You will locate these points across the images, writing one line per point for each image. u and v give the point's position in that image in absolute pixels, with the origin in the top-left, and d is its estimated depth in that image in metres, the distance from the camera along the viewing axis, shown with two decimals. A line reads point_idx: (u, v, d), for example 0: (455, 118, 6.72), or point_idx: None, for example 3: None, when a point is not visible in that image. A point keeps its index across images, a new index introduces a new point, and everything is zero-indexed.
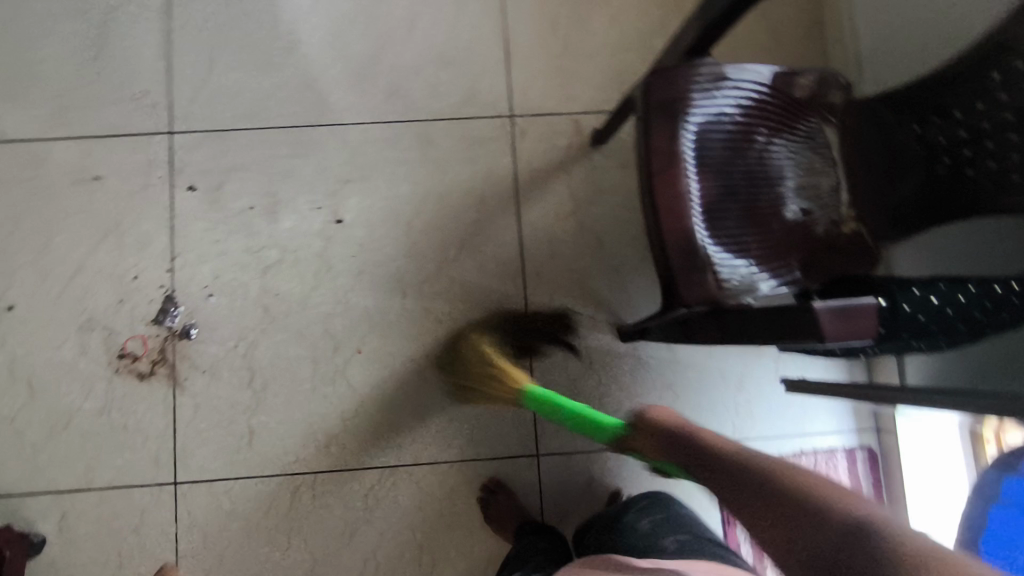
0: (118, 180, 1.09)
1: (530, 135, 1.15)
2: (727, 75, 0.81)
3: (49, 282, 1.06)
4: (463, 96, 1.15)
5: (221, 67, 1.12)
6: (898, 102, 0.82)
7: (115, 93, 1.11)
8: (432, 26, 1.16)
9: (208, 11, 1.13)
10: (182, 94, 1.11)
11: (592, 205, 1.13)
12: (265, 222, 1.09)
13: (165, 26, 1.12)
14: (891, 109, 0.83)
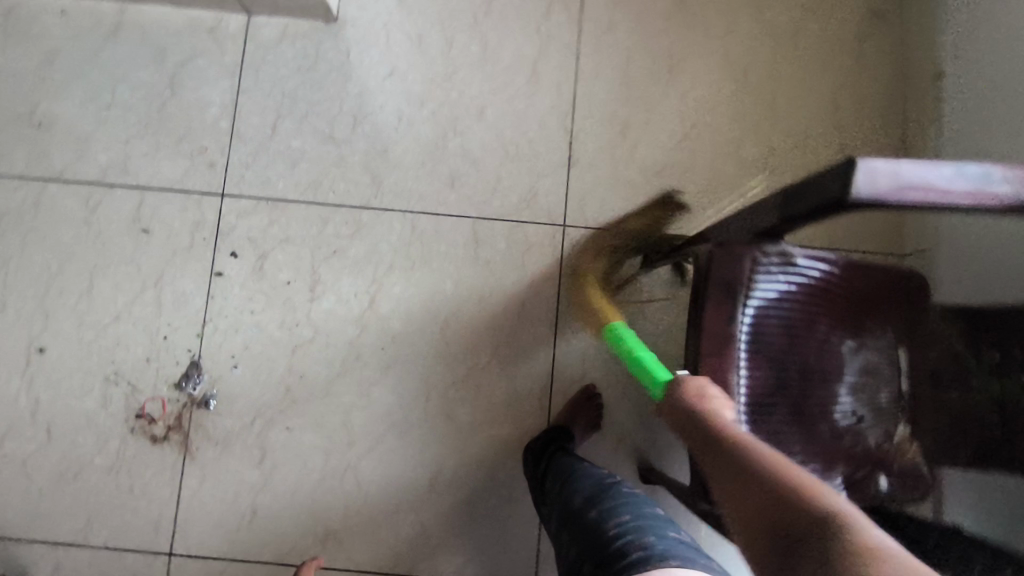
0: (165, 236, 1.09)
1: (582, 248, 1.10)
2: (797, 260, 0.77)
3: (83, 328, 1.07)
4: (520, 197, 1.10)
5: (282, 135, 1.11)
6: (979, 326, 0.77)
7: (176, 148, 1.11)
8: (501, 118, 1.11)
9: (278, 76, 1.12)
10: (240, 158, 1.11)
11: (634, 333, 1.09)
12: (301, 300, 1.08)
13: (234, 87, 1.12)
14: (971, 330, 0.77)
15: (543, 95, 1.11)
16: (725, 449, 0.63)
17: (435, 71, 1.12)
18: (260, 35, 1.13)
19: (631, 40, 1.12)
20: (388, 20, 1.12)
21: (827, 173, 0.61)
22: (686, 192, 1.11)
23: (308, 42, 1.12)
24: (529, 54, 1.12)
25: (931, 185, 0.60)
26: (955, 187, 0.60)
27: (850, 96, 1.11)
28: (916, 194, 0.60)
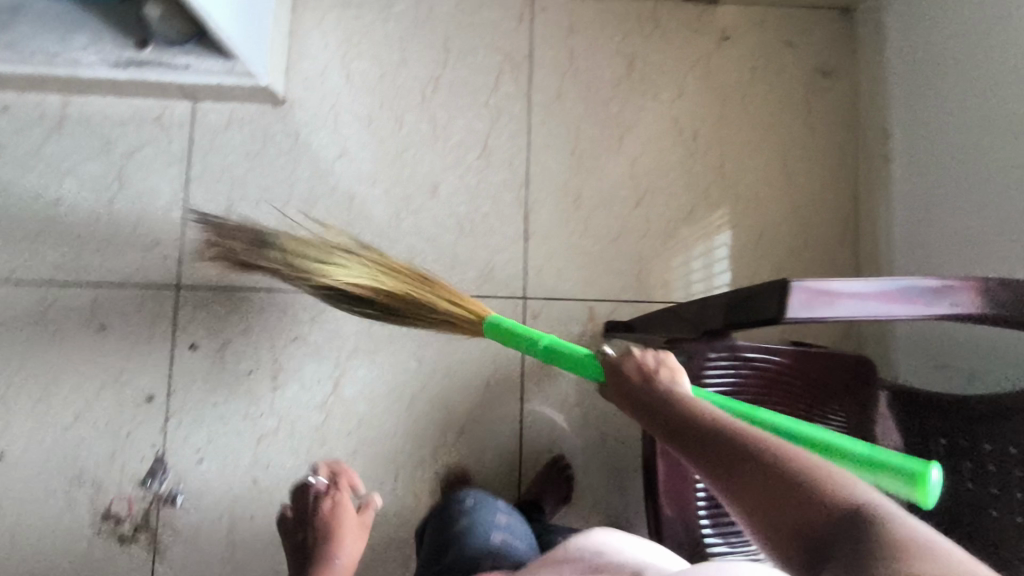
0: (122, 331, 1.08)
1: (543, 319, 1.11)
2: (747, 353, 0.78)
3: (41, 430, 1.05)
4: (478, 270, 1.11)
5: (236, 221, 1.11)
6: (922, 409, 0.81)
7: (128, 239, 1.10)
8: (454, 194, 1.13)
9: (229, 162, 1.12)
10: (194, 247, 1.10)
11: (600, 401, 1.10)
12: (264, 388, 1.08)
13: (184, 175, 1.11)
14: (914, 415, 0.81)
15: (495, 170, 1.14)
16: (688, 423, 0.52)
17: (387, 150, 1.13)
18: (206, 121, 1.13)
19: (581, 108, 1.16)
20: (337, 101, 1.14)
21: (763, 292, 0.62)
22: (643, 256, 1.13)
23: (256, 126, 1.13)
24: (480, 131, 1.14)
25: (864, 305, 0.61)
26: (889, 306, 0.62)
27: (799, 155, 1.17)
28: (850, 313, 0.61)
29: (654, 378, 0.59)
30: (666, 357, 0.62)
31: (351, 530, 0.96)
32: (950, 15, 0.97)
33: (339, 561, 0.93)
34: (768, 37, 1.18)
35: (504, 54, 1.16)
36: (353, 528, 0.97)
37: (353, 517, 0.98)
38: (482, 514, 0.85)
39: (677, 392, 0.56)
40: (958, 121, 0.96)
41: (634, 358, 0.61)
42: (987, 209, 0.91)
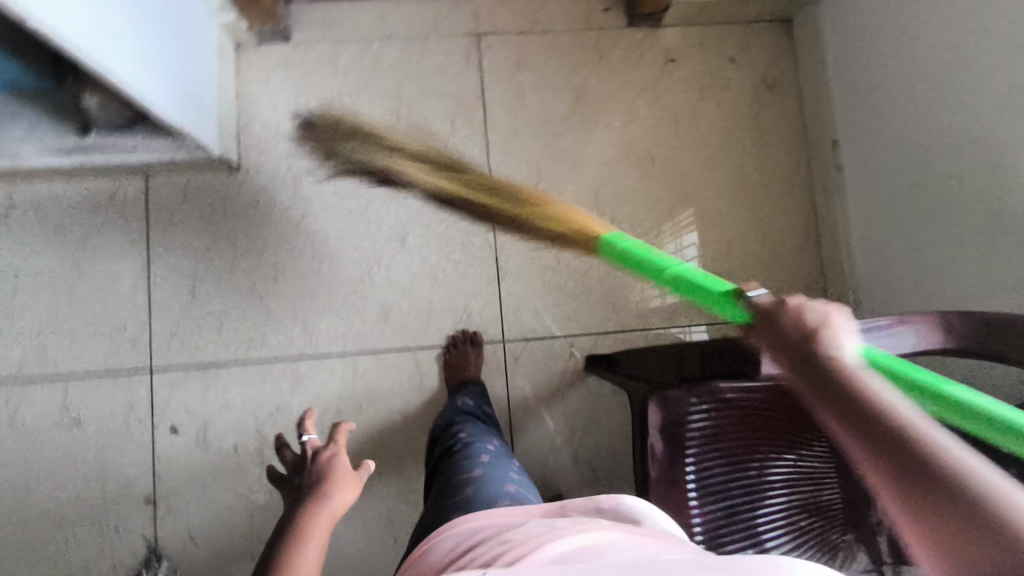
0: (98, 421, 1.05)
1: (524, 360, 1.12)
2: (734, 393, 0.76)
3: (26, 534, 1.03)
4: (455, 318, 1.11)
5: (204, 295, 1.09)
6: None
7: (93, 327, 1.07)
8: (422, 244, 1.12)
9: (190, 236, 1.10)
10: (163, 327, 1.08)
11: (588, 434, 1.11)
12: (252, 463, 1.06)
13: (144, 255, 1.09)
14: None
15: (460, 215, 1.14)
16: (844, 393, 0.47)
17: (350, 206, 1.12)
18: (160, 196, 1.10)
19: (538, 144, 1.16)
20: (292, 162, 1.12)
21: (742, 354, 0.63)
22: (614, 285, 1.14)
23: (212, 196, 1.10)
24: (440, 177, 1.14)
25: None
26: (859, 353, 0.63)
27: (754, 167, 1.17)
28: None
29: (815, 333, 0.53)
30: (835, 310, 0.55)
31: (348, 475, 0.73)
32: (884, 28, 0.99)
33: (331, 499, 0.69)
34: (712, 55, 1.19)
35: (456, 98, 1.16)
36: (344, 472, 0.73)
37: (346, 466, 0.75)
38: (494, 468, 0.77)
39: (837, 358, 0.50)
40: (901, 129, 0.99)
41: (794, 310, 0.55)
42: (935, 220, 0.95)
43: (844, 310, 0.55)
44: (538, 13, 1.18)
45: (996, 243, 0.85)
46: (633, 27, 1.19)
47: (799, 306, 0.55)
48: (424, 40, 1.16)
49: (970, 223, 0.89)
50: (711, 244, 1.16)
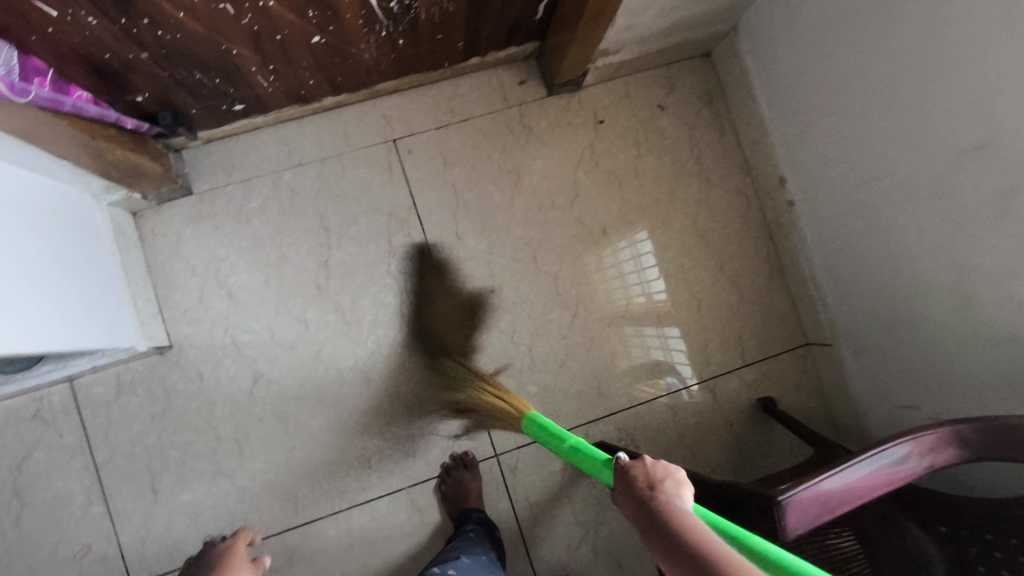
0: None
1: (521, 468, 1.07)
2: None
3: None
4: (442, 446, 1.05)
5: (168, 490, 1.00)
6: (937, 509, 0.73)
7: (54, 557, 0.97)
8: (387, 377, 1.05)
9: (134, 431, 1.00)
10: (132, 535, 0.99)
11: (602, 525, 1.08)
12: None
13: (90, 464, 0.99)
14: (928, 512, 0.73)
15: (421, 336, 1.06)
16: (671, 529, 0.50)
17: (301, 356, 1.04)
18: (91, 396, 0.99)
19: (485, 242, 1.09)
20: (228, 325, 1.03)
21: (759, 508, 0.59)
22: (595, 370, 1.10)
23: (150, 383, 1.01)
24: (390, 302, 1.06)
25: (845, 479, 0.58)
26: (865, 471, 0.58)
27: (706, 216, 1.13)
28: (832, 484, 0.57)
29: (653, 484, 0.56)
30: (674, 473, 0.57)
31: (239, 561, 0.60)
32: (803, 68, 0.94)
33: None
34: (641, 107, 1.13)
35: (389, 212, 1.07)
36: (233, 561, 0.59)
37: (241, 557, 0.61)
38: None
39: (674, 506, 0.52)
40: (835, 161, 0.94)
41: (642, 466, 0.58)
42: (888, 260, 0.90)
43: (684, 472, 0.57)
44: (451, 101, 1.09)
45: (963, 285, 0.79)
46: (554, 94, 1.11)
47: (652, 466, 0.58)
48: (338, 158, 1.07)
49: (928, 262, 0.83)
50: (681, 304, 1.12)
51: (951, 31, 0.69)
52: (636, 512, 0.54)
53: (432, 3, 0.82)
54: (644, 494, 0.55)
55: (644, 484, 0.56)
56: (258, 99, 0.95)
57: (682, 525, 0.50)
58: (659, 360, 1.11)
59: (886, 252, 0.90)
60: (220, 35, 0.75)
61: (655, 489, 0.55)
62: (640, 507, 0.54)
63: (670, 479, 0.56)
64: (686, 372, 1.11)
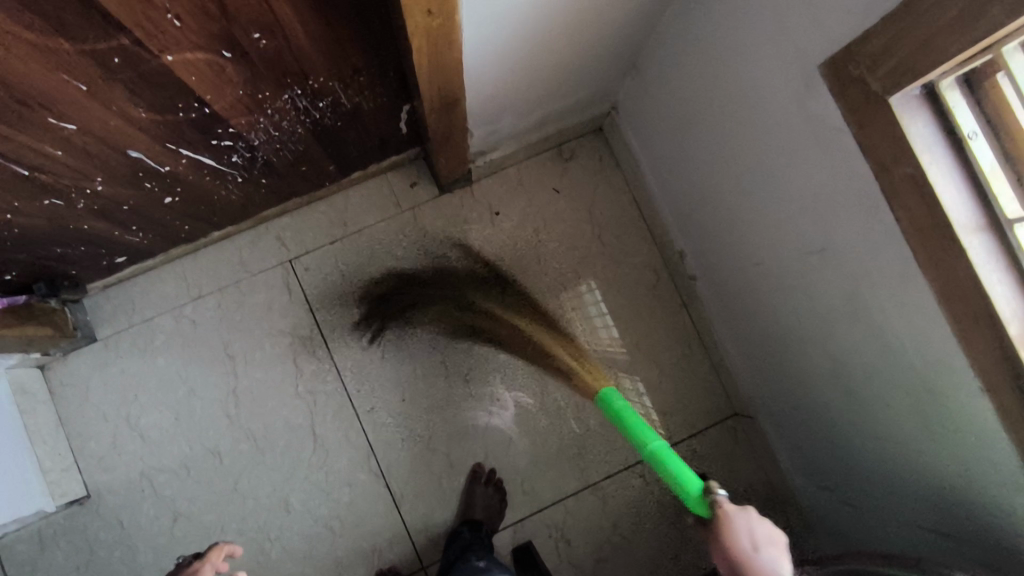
0: None
1: None
2: None
3: None
4: (366, 563, 1.03)
5: None
6: None
7: None
8: (306, 501, 1.04)
9: None
10: None
11: None
12: None
13: None
14: None
15: (336, 454, 1.06)
16: None
17: (217, 489, 1.04)
18: (15, 555, 1.01)
19: (393, 349, 1.08)
20: (143, 467, 1.03)
21: None
22: (516, 466, 1.08)
23: (72, 535, 1.02)
24: (301, 424, 1.06)
25: None
26: None
27: (615, 295, 1.11)
28: None
29: (755, 549, 0.59)
30: (777, 532, 0.61)
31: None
32: (674, 151, 0.92)
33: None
34: (535, 193, 1.11)
35: (292, 333, 1.07)
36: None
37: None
38: None
39: None
40: (719, 242, 0.92)
41: (742, 524, 0.61)
42: (778, 344, 0.87)
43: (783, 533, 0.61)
44: (343, 214, 1.09)
45: (843, 379, 0.75)
46: (446, 193, 1.10)
47: (754, 525, 0.61)
48: (236, 285, 1.07)
49: (810, 352, 0.79)
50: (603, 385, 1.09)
51: (778, 136, 0.67)
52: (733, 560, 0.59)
53: (277, 149, 0.82)
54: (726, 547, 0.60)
55: (746, 543, 0.59)
56: (137, 250, 0.95)
57: None
58: (636, 412, 1.09)
59: (777, 336, 0.86)
60: (63, 220, 0.76)
61: (752, 555, 0.59)
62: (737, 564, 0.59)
63: (775, 547, 0.59)
64: (657, 424, 1.08)
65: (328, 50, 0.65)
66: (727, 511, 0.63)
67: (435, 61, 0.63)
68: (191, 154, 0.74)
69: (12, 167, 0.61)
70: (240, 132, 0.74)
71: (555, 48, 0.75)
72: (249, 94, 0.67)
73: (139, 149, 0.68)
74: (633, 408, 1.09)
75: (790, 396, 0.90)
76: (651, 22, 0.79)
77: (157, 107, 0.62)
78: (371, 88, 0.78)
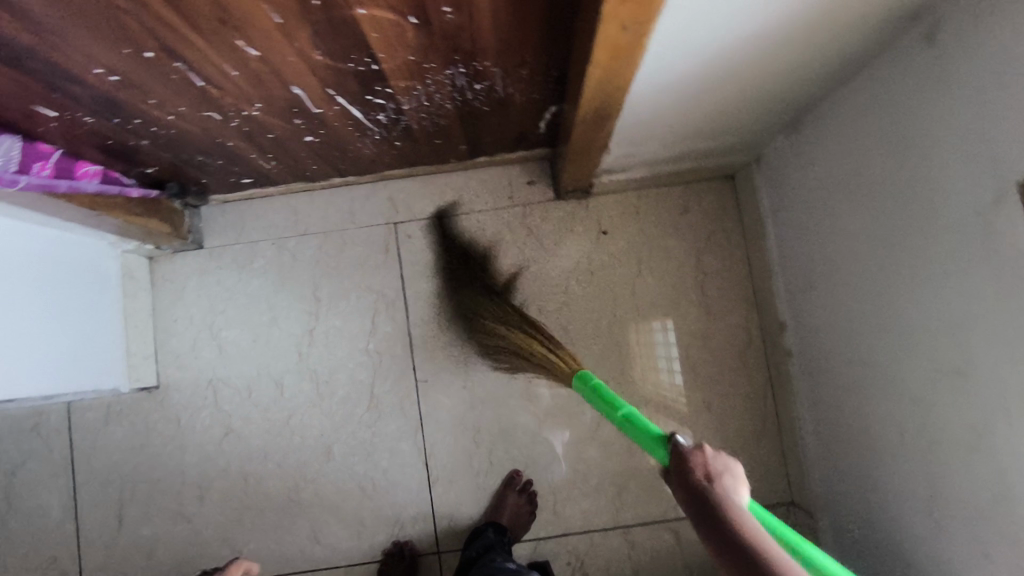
0: None
1: None
2: None
3: None
4: (386, 532, 1.05)
5: (132, 521, 1.07)
6: None
7: (25, 562, 1.07)
8: (348, 454, 1.07)
9: (113, 460, 1.08)
10: (94, 554, 1.07)
11: None
12: None
13: (71, 482, 1.08)
14: None
15: (387, 418, 1.07)
16: (724, 526, 0.55)
17: (271, 417, 1.08)
18: (84, 420, 1.08)
19: (467, 336, 1.08)
20: (212, 376, 1.09)
21: None
22: (554, 486, 1.06)
23: (134, 418, 1.08)
24: (362, 380, 1.08)
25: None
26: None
27: (702, 344, 1.07)
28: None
29: (710, 474, 0.61)
30: (727, 459, 0.63)
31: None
32: (812, 220, 0.87)
33: None
34: (649, 222, 1.09)
35: (378, 292, 1.09)
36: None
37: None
38: None
39: (728, 501, 0.58)
40: (833, 324, 0.87)
41: (698, 458, 0.63)
42: (871, 451, 0.81)
43: (731, 460, 0.63)
44: (458, 193, 1.10)
45: (934, 508, 0.69)
46: (561, 199, 1.09)
47: (708, 461, 0.62)
48: (340, 233, 1.10)
49: (907, 470, 0.74)
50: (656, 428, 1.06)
51: (943, 239, 0.62)
52: (687, 485, 0.61)
53: (421, 118, 0.84)
54: (719, 491, 0.59)
55: (700, 475, 0.61)
56: (263, 176, 1.00)
57: (736, 518, 0.56)
58: None
59: (871, 439, 0.81)
60: (214, 133, 0.80)
61: (708, 479, 0.61)
62: (692, 491, 0.60)
63: (721, 472, 0.61)
64: None
65: (504, 36, 0.65)
66: (682, 454, 0.64)
67: (606, 75, 0.62)
68: (345, 103, 0.76)
69: (190, 75, 0.65)
70: (395, 94, 0.75)
71: (724, 89, 0.72)
72: (417, 62, 0.68)
73: (303, 86, 0.71)
74: None
75: (865, 505, 0.84)
76: (830, 85, 0.75)
77: (334, 54, 0.64)
78: (529, 83, 0.78)
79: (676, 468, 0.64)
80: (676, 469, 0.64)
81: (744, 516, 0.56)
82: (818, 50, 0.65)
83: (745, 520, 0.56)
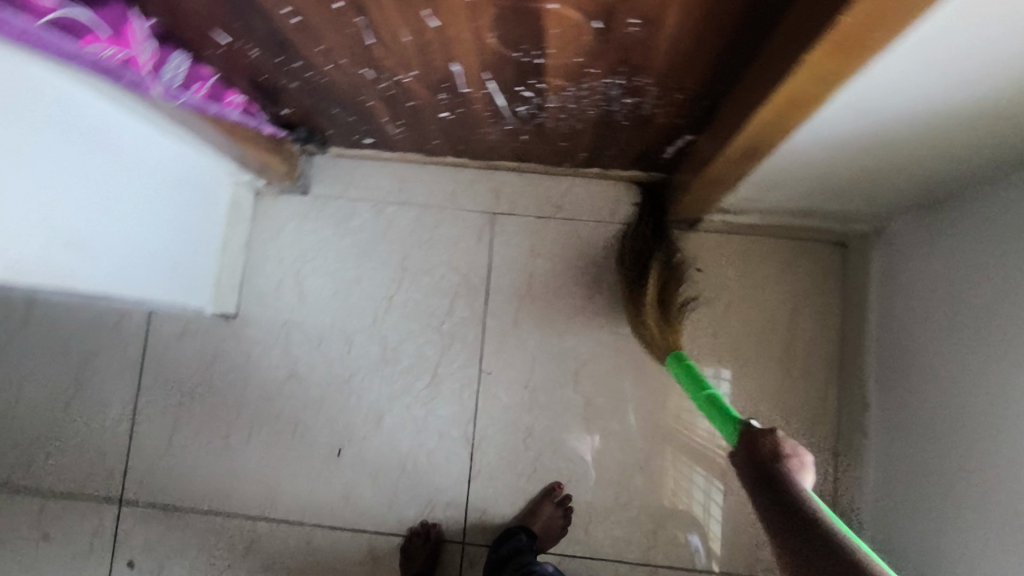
0: (64, 547, 1.10)
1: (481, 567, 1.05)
2: None
3: None
4: (417, 508, 1.06)
5: (182, 437, 1.11)
6: None
7: (77, 451, 1.11)
8: (399, 424, 1.08)
9: (179, 375, 1.12)
10: (141, 459, 1.11)
11: None
12: None
13: (135, 386, 1.12)
14: None
15: (443, 399, 1.08)
16: (786, 494, 0.62)
17: (334, 371, 1.10)
18: (161, 331, 1.12)
19: (539, 339, 1.09)
20: (288, 318, 1.11)
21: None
22: (591, 506, 1.05)
23: (207, 340, 1.12)
24: (429, 357, 1.09)
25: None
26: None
27: (772, 403, 1.05)
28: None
29: (781, 455, 0.67)
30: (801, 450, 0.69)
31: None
32: (925, 309, 0.84)
33: None
34: (747, 270, 1.07)
35: (462, 275, 1.10)
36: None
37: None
38: None
39: (792, 477, 0.64)
40: (923, 419, 0.83)
41: (771, 437, 0.69)
42: (938, 557, 0.78)
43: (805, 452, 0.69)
44: (563, 197, 1.10)
45: None
46: None
47: (779, 441, 0.69)
48: (440, 210, 1.12)
49: None
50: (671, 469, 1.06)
51: None
52: (755, 458, 0.68)
53: (559, 118, 0.84)
54: (783, 466, 0.66)
55: (771, 450, 0.68)
56: (384, 139, 1.01)
57: (800, 492, 0.62)
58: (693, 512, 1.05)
59: (942, 545, 0.78)
60: (360, 89, 0.82)
61: (777, 458, 0.67)
62: (761, 463, 0.67)
63: (794, 456, 0.68)
64: (713, 534, 1.04)
65: (676, 58, 0.65)
66: (756, 430, 0.71)
67: (775, 118, 0.61)
68: (494, 88, 0.77)
69: (365, 32, 0.66)
70: (546, 91, 0.76)
71: (878, 157, 0.70)
72: (581, 65, 0.68)
73: (462, 65, 0.71)
74: (689, 507, 1.05)
75: None
76: (985, 176, 0.72)
77: (506, 41, 0.65)
78: (678, 108, 0.77)
79: (747, 444, 0.71)
80: (746, 444, 0.71)
81: (805, 491, 0.62)
82: (998, 138, 0.62)
83: (807, 494, 0.62)
